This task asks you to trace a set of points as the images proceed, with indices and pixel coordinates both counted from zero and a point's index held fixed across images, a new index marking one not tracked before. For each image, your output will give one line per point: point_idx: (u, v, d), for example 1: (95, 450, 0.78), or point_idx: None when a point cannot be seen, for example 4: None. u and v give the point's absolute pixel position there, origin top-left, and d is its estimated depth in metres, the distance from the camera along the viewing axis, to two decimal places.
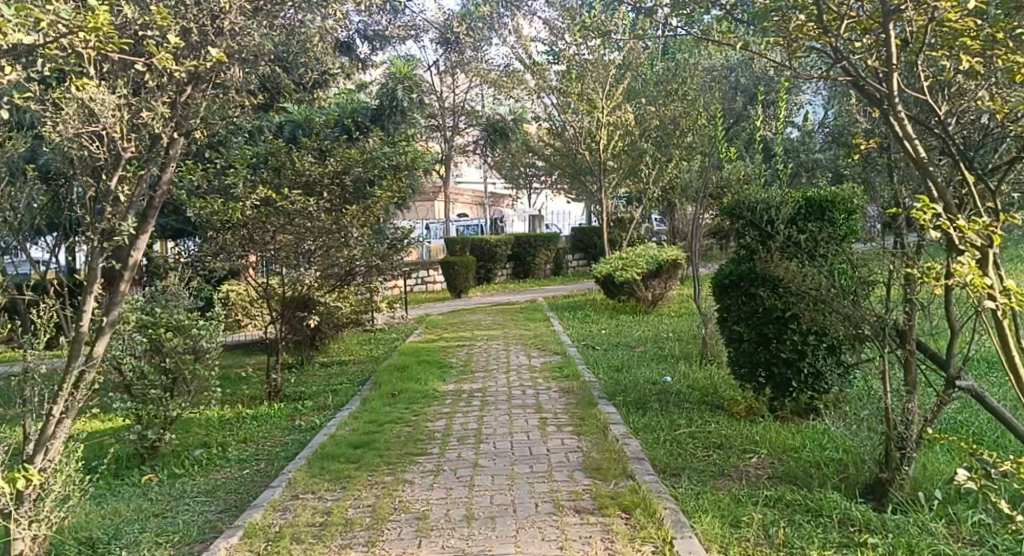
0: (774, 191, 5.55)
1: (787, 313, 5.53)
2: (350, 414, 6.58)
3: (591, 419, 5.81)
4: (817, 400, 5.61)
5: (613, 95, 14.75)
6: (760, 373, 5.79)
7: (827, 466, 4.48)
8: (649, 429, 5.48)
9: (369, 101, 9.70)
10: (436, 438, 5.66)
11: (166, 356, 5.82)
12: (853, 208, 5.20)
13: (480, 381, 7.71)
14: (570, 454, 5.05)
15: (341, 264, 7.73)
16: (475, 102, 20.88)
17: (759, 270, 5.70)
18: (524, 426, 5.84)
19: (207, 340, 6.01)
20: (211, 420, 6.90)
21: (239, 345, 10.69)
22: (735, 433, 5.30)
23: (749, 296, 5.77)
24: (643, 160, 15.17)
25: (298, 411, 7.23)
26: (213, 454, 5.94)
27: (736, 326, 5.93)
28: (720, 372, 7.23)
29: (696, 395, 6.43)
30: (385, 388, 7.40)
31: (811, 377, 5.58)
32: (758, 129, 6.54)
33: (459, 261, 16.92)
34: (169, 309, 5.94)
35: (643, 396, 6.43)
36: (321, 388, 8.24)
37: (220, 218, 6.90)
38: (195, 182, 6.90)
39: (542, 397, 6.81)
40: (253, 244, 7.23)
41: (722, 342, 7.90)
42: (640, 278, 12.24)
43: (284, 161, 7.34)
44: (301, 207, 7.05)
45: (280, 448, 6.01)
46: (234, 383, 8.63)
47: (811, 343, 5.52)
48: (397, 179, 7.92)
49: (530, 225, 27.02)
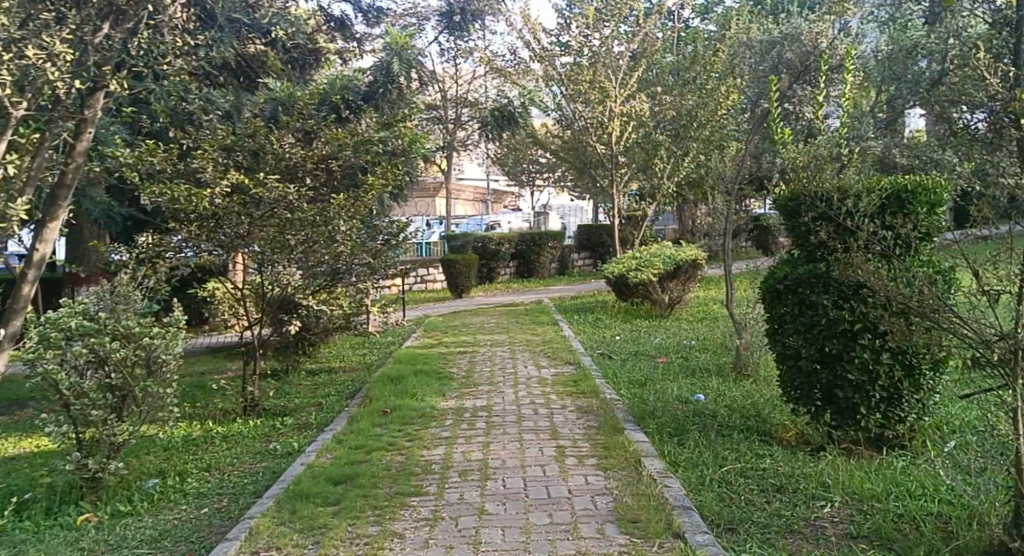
0: (844, 179, 4.63)
1: (858, 325, 4.60)
2: (334, 437, 5.67)
3: (620, 450, 4.87)
4: (889, 429, 4.71)
5: (626, 83, 13.68)
6: (820, 396, 4.88)
7: (926, 523, 3.57)
8: (692, 466, 4.54)
9: (358, 78, 8.53)
10: (433, 472, 4.72)
11: (111, 371, 4.87)
12: (936, 200, 4.48)
13: (484, 396, 6.76)
14: (597, 499, 4.12)
15: (327, 262, 6.78)
16: (477, 93, 19.94)
17: (823, 273, 4.76)
18: (539, 458, 4.90)
19: (164, 350, 5.08)
20: (173, 441, 5.96)
21: (195, 349, 10.18)
22: (795, 471, 4.37)
23: (810, 305, 4.82)
24: (657, 153, 14.16)
25: (276, 430, 6.31)
26: (168, 486, 5.00)
27: (790, 340, 4.98)
28: (759, 389, 6.32)
29: (738, 419, 5.50)
30: (377, 405, 6.47)
31: (882, 402, 4.67)
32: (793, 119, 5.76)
33: (460, 258, 15.98)
34: (117, 315, 5.01)
35: (677, 420, 5.48)
36: (305, 401, 7.30)
37: (182, 209, 5.93)
38: (157, 166, 5.97)
39: (557, 419, 5.85)
40: (224, 239, 6.25)
41: (758, 355, 6.95)
42: (656, 280, 11.28)
43: (262, 143, 6.36)
44: (279, 195, 6.07)
45: (248, 479, 5.07)
46: (208, 394, 7.67)
47: (884, 363, 4.61)
48: (394, 166, 7.04)
49: (535, 223, 26.11)
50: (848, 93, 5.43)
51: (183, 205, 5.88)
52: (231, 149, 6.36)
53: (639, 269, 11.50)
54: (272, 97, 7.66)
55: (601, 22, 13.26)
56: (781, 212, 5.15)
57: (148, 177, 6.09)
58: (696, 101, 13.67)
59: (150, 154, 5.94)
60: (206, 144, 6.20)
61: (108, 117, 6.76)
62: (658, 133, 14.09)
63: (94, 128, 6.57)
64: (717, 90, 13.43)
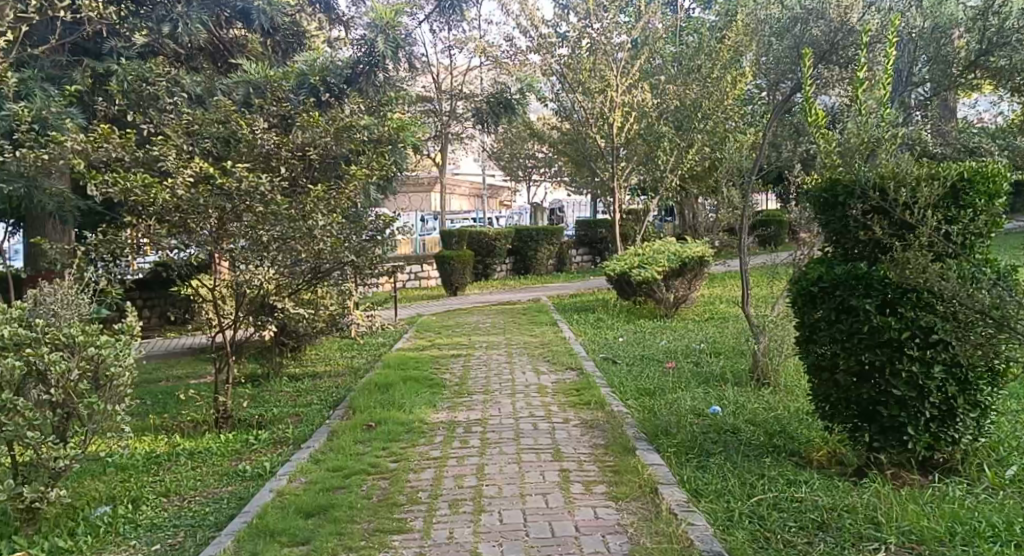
0: (896, 167, 4.02)
1: (906, 335, 4.01)
2: (311, 456, 5.07)
3: (633, 475, 4.28)
4: (938, 452, 4.14)
5: (628, 72, 13.05)
6: (859, 414, 4.29)
7: None
8: (717, 496, 3.95)
9: (342, 58, 7.88)
10: (420, 503, 4.12)
11: (52, 386, 4.22)
12: (998, 190, 3.92)
13: (480, 408, 6.14)
14: (610, 539, 3.55)
15: (308, 260, 6.17)
16: (473, 84, 19.27)
17: (864, 274, 4.17)
18: (540, 484, 4.29)
19: (115, 362, 4.45)
20: (132, 459, 5.35)
21: (169, 353, 9.57)
22: (837, 503, 3.77)
23: (849, 310, 4.22)
24: (661, 146, 13.55)
25: (248, 447, 5.71)
26: (118, 516, 4.40)
27: (825, 350, 4.38)
28: (782, 401, 5.73)
29: (762, 437, 4.90)
30: (360, 418, 5.86)
31: (933, 422, 4.08)
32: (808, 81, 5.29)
33: (456, 255, 15.36)
34: (61, 322, 4.39)
35: (695, 438, 4.88)
36: (284, 411, 6.68)
37: (139, 201, 5.32)
38: (111, 154, 5.35)
39: (560, 435, 5.26)
40: (190, 235, 5.61)
41: (779, 361, 6.35)
42: (660, 278, 10.69)
43: (233, 129, 5.76)
44: (250, 186, 5.46)
45: (212, 507, 4.47)
46: (178, 405, 7.04)
47: (937, 378, 4.01)
48: (381, 156, 6.44)
49: (532, 219, 25.51)
50: (886, 70, 4.84)
51: (140, 197, 5.27)
52: (196, 135, 5.79)
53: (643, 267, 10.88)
54: (246, 78, 7.04)
55: (601, 9, 12.59)
56: (814, 204, 4.55)
57: (105, 166, 5.46)
58: (700, 91, 13.15)
59: (104, 140, 5.34)
60: (169, 129, 5.61)
61: (61, 100, 6.11)
62: (661, 125, 13.49)
63: (45, 113, 5.93)
64: (723, 80, 12.93)
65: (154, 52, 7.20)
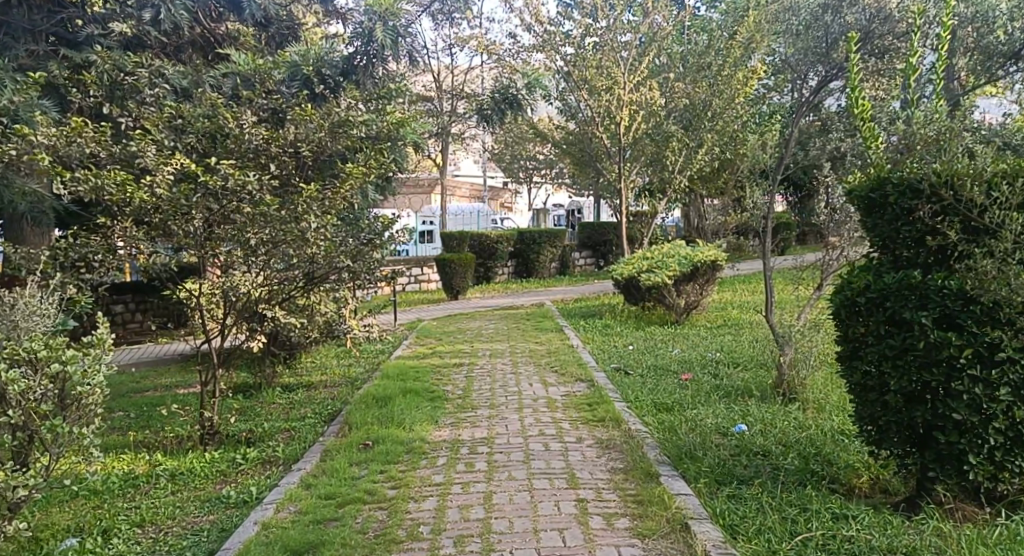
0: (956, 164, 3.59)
1: (967, 352, 3.56)
2: (301, 480, 4.61)
3: (658, 508, 3.83)
4: (1003, 484, 3.66)
5: (636, 69, 12.63)
6: (911, 440, 3.83)
7: None
8: (757, 535, 3.51)
9: (339, 50, 7.46)
10: (421, 539, 3.68)
11: (11, 407, 3.73)
12: None
13: (485, 425, 5.68)
14: None
15: (299, 265, 5.71)
16: (474, 83, 18.85)
17: (918, 283, 3.71)
18: (555, 517, 3.85)
19: (85, 381, 3.98)
20: (108, 482, 4.90)
21: (155, 361, 9.13)
22: (894, 543, 3.33)
23: (901, 324, 3.76)
24: (669, 145, 13.15)
25: (234, 467, 5.26)
26: (84, 552, 3.92)
27: (873, 367, 3.91)
28: (813, 419, 5.28)
29: (797, 460, 4.45)
30: (356, 436, 5.40)
31: (998, 451, 3.60)
32: (851, 69, 4.81)
33: (457, 259, 14.91)
34: (21, 337, 3.95)
35: (724, 462, 4.43)
36: (276, 425, 6.24)
37: (115, 200, 4.89)
38: (84, 149, 4.92)
39: (574, 457, 4.81)
40: (171, 237, 5.17)
41: (806, 374, 5.91)
42: (671, 283, 10.25)
43: (219, 123, 5.34)
44: (235, 184, 5.02)
45: (190, 540, 4.03)
46: (163, 417, 6.61)
47: (1002, 400, 3.54)
48: (380, 152, 6.00)
49: (535, 221, 25.09)
50: (940, 56, 4.38)
51: (115, 195, 4.84)
52: (179, 129, 5.35)
53: (652, 271, 10.44)
54: (235, 70, 6.66)
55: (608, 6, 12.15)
56: (856, 205, 4.10)
57: (78, 162, 5.02)
58: (710, 90, 12.61)
59: (76, 134, 4.90)
60: (149, 123, 5.19)
61: (32, 92, 5.68)
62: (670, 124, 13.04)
63: (13, 105, 5.50)
64: (733, 78, 12.25)
65: (137, 43, 6.79)
